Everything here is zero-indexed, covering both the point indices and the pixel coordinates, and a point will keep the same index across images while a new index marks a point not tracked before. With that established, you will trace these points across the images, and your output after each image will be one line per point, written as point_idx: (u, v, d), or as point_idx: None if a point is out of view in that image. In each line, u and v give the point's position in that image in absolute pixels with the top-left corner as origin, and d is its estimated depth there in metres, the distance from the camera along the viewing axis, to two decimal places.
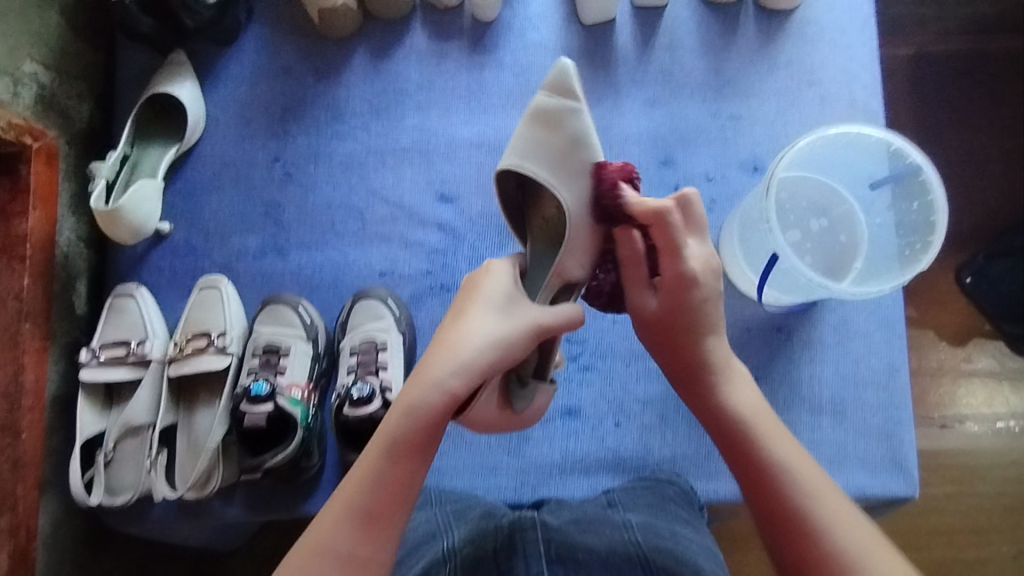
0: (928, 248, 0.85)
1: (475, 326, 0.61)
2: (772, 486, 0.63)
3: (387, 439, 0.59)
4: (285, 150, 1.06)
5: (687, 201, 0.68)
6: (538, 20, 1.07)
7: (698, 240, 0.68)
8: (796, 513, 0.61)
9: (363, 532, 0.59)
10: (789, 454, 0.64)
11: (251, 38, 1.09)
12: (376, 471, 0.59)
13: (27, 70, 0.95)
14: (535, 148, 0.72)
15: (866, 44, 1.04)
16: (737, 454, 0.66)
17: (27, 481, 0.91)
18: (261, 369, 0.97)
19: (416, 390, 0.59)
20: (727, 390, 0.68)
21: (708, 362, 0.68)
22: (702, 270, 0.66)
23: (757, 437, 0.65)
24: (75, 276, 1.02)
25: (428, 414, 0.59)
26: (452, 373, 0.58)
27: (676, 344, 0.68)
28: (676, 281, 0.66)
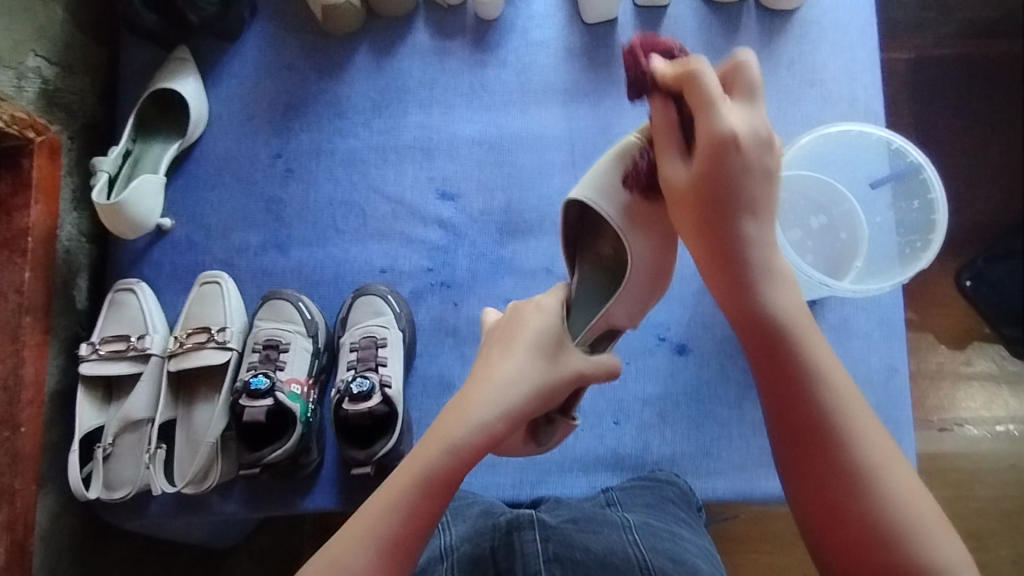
0: (929, 246, 0.86)
1: (520, 368, 0.63)
2: (800, 394, 0.61)
3: (424, 471, 0.60)
4: (287, 147, 1.06)
5: (738, 67, 0.63)
6: (541, 19, 1.08)
7: (742, 105, 0.62)
8: (820, 423, 0.60)
9: (383, 558, 0.59)
10: (823, 363, 0.62)
11: (254, 35, 1.09)
12: (404, 499, 0.60)
13: (31, 65, 0.96)
14: (610, 186, 0.72)
15: (867, 44, 1.04)
16: (766, 358, 0.63)
17: (25, 474, 0.90)
18: (261, 364, 0.97)
19: (457, 426, 0.61)
20: (767, 290, 0.63)
21: (751, 258, 0.62)
22: (741, 135, 0.60)
23: (793, 342, 0.62)
24: (76, 270, 1.02)
25: (465, 450, 0.60)
26: (494, 414, 0.61)
27: (711, 226, 0.62)
28: (710, 151, 0.60)
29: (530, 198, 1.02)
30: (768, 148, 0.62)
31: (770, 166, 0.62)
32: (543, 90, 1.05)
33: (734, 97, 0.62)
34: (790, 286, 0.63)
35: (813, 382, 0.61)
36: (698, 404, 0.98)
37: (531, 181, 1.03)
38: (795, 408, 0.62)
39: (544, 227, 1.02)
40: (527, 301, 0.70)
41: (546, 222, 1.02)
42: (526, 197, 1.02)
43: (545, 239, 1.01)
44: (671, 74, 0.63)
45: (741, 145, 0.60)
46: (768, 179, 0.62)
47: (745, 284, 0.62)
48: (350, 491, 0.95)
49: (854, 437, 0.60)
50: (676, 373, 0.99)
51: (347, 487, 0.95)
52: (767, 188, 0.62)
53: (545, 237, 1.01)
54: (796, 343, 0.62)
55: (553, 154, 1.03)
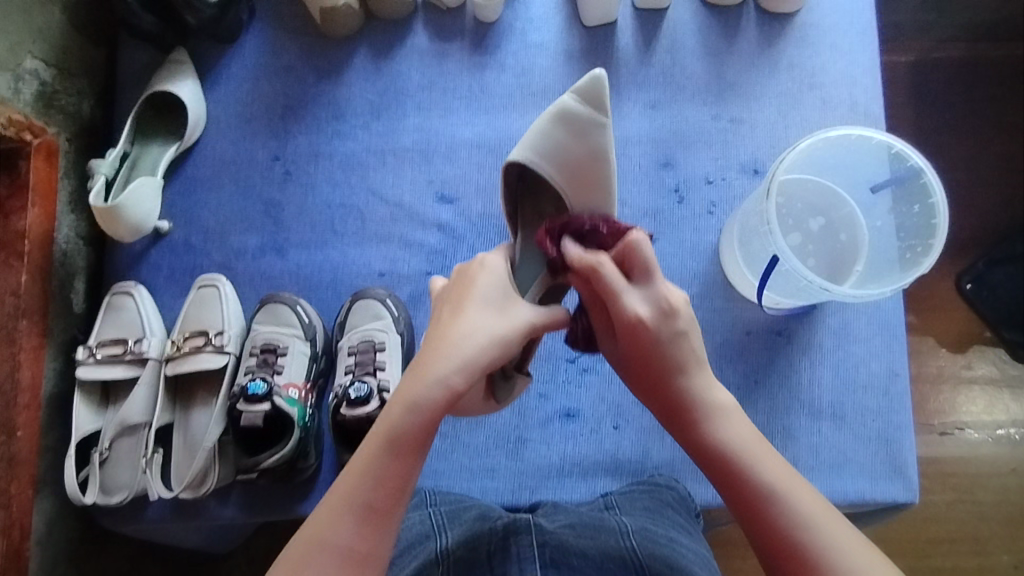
0: (929, 251, 0.85)
1: (473, 322, 0.61)
2: (773, 529, 0.59)
3: (390, 432, 0.59)
4: (285, 149, 1.06)
5: (631, 249, 0.63)
6: (540, 21, 1.07)
7: (642, 285, 0.63)
8: (803, 555, 0.58)
9: (362, 525, 0.58)
10: (787, 482, 0.61)
11: (253, 37, 1.09)
12: (374, 462, 0.59)
13: (28, 67, 0.95)
14: (549, 147, 0.79)
15: (867, 47, 1.04)
16: (734, 499, 0.62)
17: (21, 479, 0.90)
18: (259, 368, 0.97)
19: (416, 385, 0.59)
20: (712, 424, 0.64)
21: (689, 405, 0.64)
22: (649, 316, 0.62)
23: (750, 472, 0.62)
24: (73, 273, 1.01)
25: (429, 409, 0.59)
26: (452, 369, 0.59)
27: (652, 384, 0.65)
28: (628, 331, 0.62)
29: None
30: (677, 312, 0.63)
31: (683, 322, 0.63)
32: (542, 93, 1.05)
33: (635, 279, 0.63)
34: (732, 413, 0.64)
35: (784, 514, 0.59)
36: None
37: None
38: (769, 533, 0.60)
39: None
40: (471, 261, 0.67)
41: None
42: None
43: None
44: (580, 266, 0.65)
45: (650, 324, 0.62)
46: (684, 332, 0.63)
47: (692, 427, 0.64)
48: None
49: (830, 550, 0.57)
50: None
51: None
52: (686, 339, 0.63)
53: None
54: (750, 463, 0.62)
55: None
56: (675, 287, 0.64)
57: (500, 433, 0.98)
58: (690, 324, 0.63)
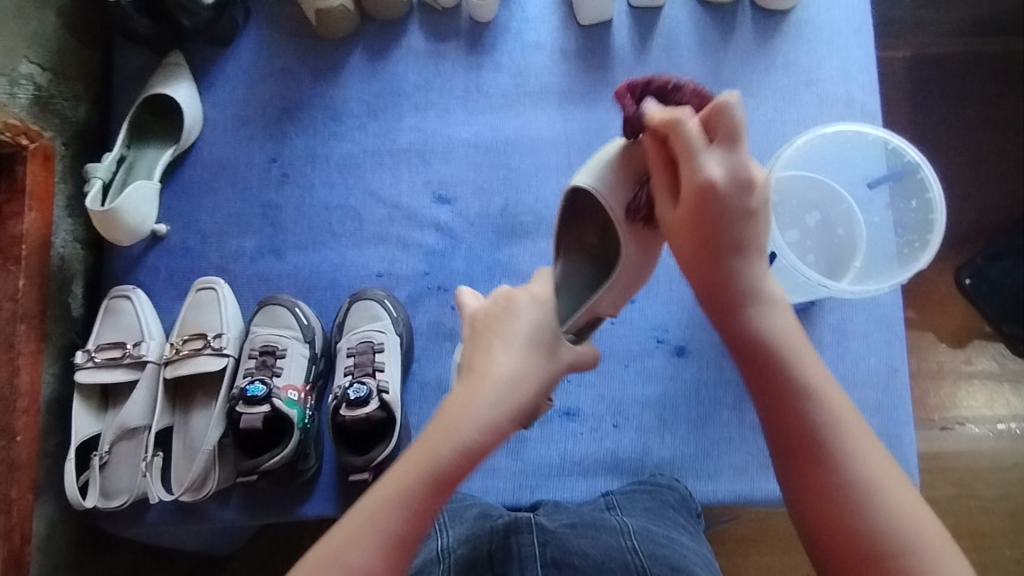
0: (927, 246, 0.85)
1: (524, 364, 0.64)
2: (795, 409, 0.63)
3: (433, 470, 0.61)
4: (282, 151, 1.06)
5: (719, 106, 0.61)
6: (536, 21, 1.07)
7: (722, 148, 0.63)
8: (816, 439, 0.62)
9: (384, 557, 0.59)
10: (814, 376, 0.64)
11: (249, 39, 1.09)
12: (410, 498, 0.60)
13: (24, 71, 0.95)
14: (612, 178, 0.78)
15: (863, 43, 1.04)
16: (760, 378, 0.65)
17: (21, 484, 0.90)
18: (258, 370, 0.96)
19: (464, 422, 0.62)
20: (759, 311, 0.65)
21: (740, 287, 0.65)
22: (723, 179, 0.62)
23: (784, 360, 0.64)
24: (71, 277, 1.01)
25: (470, 451, 0.62)
26: (502, 413, 0.62)
27: (701, 254, 0.65)
28: (695, 185, 0.63)
29: (527, 200, 1.02)
30: (750, 186, 0.63)
31: (756, 201, 0.64)
32: (539, 92, 1.05)
33: (715, 141, 0.63)
34: (782, 306, 0.66)
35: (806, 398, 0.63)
36: (697, 405, 0.98)
37: (529, 184, 1.02)
38: (793, 423, 0.63)
39: (541, 230, 1.01)
40: (513, 293, 0.69)
41: (543, 224, 1.01)
42: (524, 199, 1.02)
43: (541, 242, 1.01)
44: (659, 121, 0.65)
45: (722, 189, 0.63)
46: (756, 209, 0.64)
47: (736, 308, 0.65)
48: (349, 498, 0.95)
49: (847, 447, 0.61)
50: (675, 375, 0.99)
51: (346, 493, 0.95)
52: (753, 218, 0.64)
53: (542, 240, 1.01)
54: (789, 357, 0.64)
55: (550, 157, 1.03)
56: (755, 165, 0.64)
57: None
58: (763, 203, 0.64)
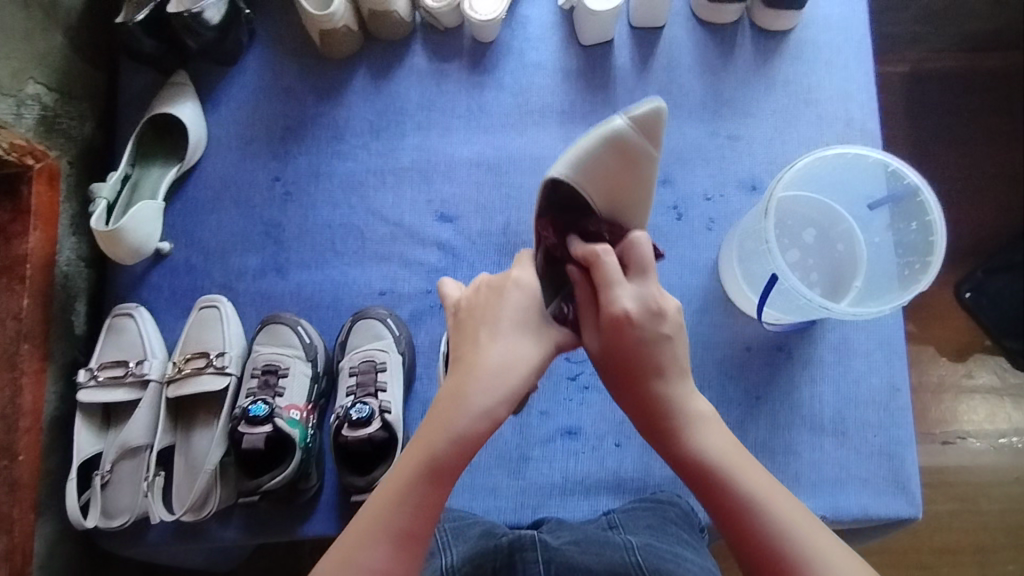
0: (927, 268, 0.85)
1: (513, 351, 0.66)
2: (749, 529, 0.62)
3: (431, 460, 0.62)
4: (285, 169, 1.06)
5: (630, 245, 0.69)
6: (537, 41, 1.08)
7: (634, 284, 0.67)
8: (776, 559, 0.61)
9: (396, 550, 0.61)
10: (764, 489, 0.64)
11: (253, 59, 1.10)
12: (413, 489, 0.62)
13: (30, 91, 0.96)
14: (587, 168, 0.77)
15: (862, 63, 1.05)
16: (712, 501, 0.65)
17: (23, 503, 0.90)
18: (261, 390, 0.97)
19: (458, 414, 0.63)
20: (691, 433, 0.66)
21: (671, 416, 0.66)
22: (637, 312, 0.65)
23: (730, 479, 0.64)
24: (75, 295, 1.02)
25: (467, 437, 0.63)
26: (494, 399, 0.64)
27: (629, 391, 0.66)
28: (615, 331, 0.65)
29: (529, 219, 1.03)
30: (665, 315, 0.66)
31: (671, 326, 0.66)
32: (541, 112, 1.06)
33: (630, 274, 0.68)
34: (711, 420, 0.67)
35: (759, 516, 0.62)
36: None
37: (530, 203, 1.03)
38: (750, 541, 0.62)
39: None
40: (505, 280, 0.70)
41: None
42: (525, 218, 1.03)
43: None
44: (583, 256, 0.69)
45: (637, 319, 0.65)
46: (670, 337, 0.66)
47: (672, 438, 0.66)
48: (350, 518, 0.94)
49: (806, 556, 0.60)
50: None
51: (347, 512, 0.95)
52: (670, 345, 0.66)
53: None
54: (727, 472, 0.64)
55: None
56: (666, 293, 0.68)
57: (503, 451, 0.98)
58: (677, 327, 0.66)
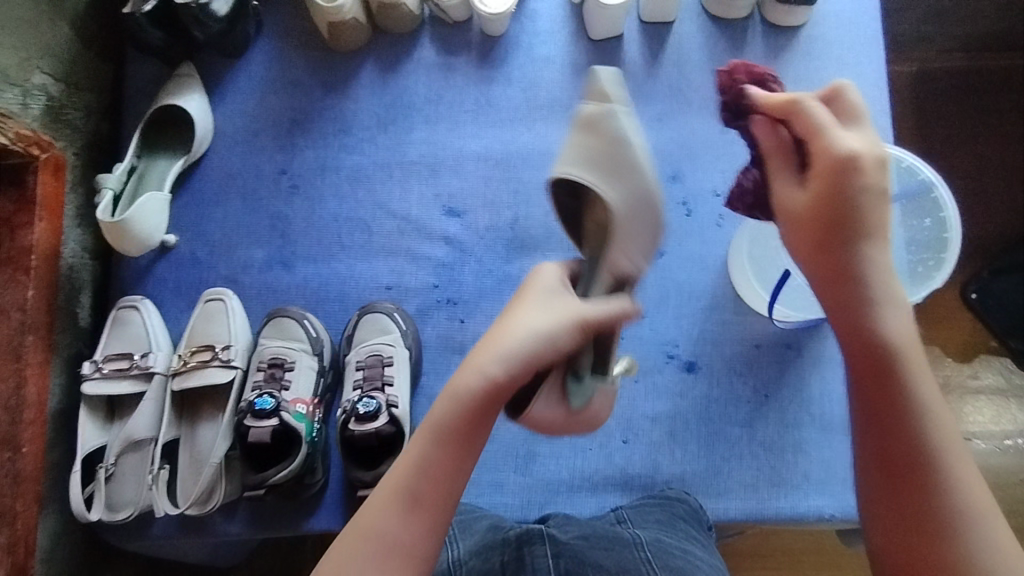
0: (942, 265, 0.85)
1: (524, 318, 0.61)
2: (903, 423, 0.60)
3: (437, 426, 0.61)
4: (292, 163, 1.06)
5: (837, 92, 0.68)
6: (546, 35, 1.08)
7: (852, 129, 0.66)
8: (922, 457, 0.59)
9: (410, 514, 0.60)
10: (927, 388, 0.61)
11: (260, 51, 1.09)
12: (426, 455, 0.60)
13: (37, 82, 0.95)
14: (580, 157, 0.81)
15: (874, 60, 1.04)
16: (870, 380, 0.62)
17: (26, 496, 0.89)
18: (267, 383, 0.96)
19: (464, 378, 0.61)
20: (881, 312, 0.62)
21: (870, 277, 0.63)
22: (856, 159, 0.62)
23: (900, 367, 0.61)
24: (80, 288, 1.01)
25: (472, 401, 0.60)
26: (497, 364, 0.59)
27: (827, 246, 0.63)
28: (829, 181, 0.64)
29: (537, 213, 1.02)
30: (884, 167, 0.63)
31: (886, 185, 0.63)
32: (550, 106, 1.05)
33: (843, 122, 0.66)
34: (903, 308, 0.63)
35: (915, 410, 0.60)
36: (707, 422, 0.97)
37: (539, 196, 1.02)
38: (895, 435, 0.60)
39: (551, 243, 1.01)
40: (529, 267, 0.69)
41: (553, 237, 1.01)
42: (533, 212, 1.02)
43: (552, 254, 1.01)
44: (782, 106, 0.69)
45: (860, 170, 0.62)
46: (882, 197, 0.63)
47: (858, 302, 0.63)
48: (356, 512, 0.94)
49: (944, 471, 0.59)
50: (685, 391, 0.98)
51: (353, 507, 0.94)
52: (881, 206, 0.63)
53: (552, 253, 1.01)
54: (902, 358, 0.61)
55: None
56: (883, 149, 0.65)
57: (510, 448, 0.97)
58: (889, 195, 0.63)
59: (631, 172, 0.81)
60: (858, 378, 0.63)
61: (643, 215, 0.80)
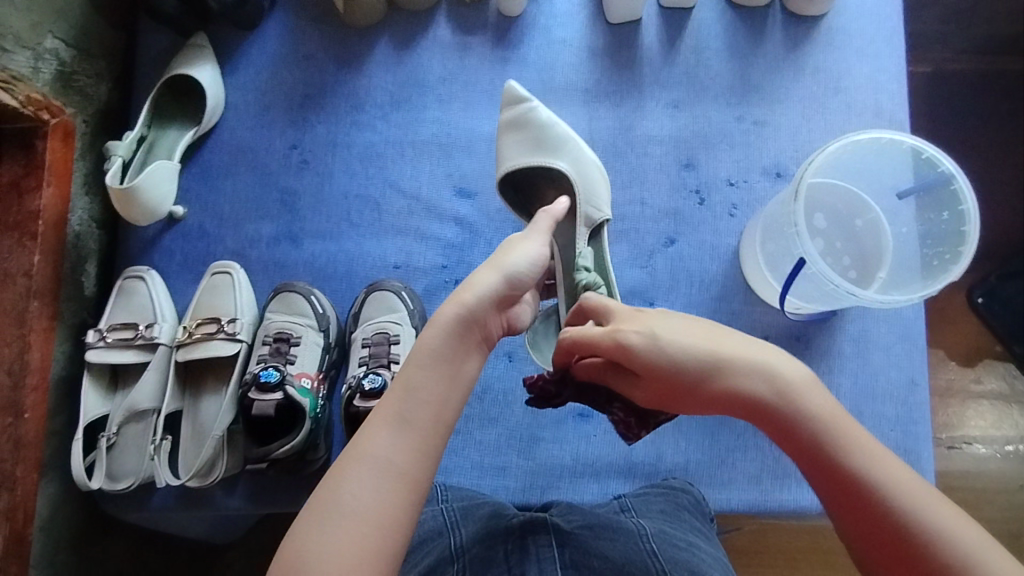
0: (958, 258, 0.83)
1: (480, 277, 0.68)
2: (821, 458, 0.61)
3: (427, 353, 0.64)
4: (303, 138, 1.05)
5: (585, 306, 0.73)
6: (564, 17, 1.06)
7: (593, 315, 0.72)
8: (852, 482, 0.60)
9: (406, 440, 0.60)
10: (822, 414, 0.63)
11: (273, 24, 1.08)
12: (412, 379, 0.63)
13: (48, 46, 0.94)
14: (561, 156, 0.91)
15: (894, 53, 1.03)
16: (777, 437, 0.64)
17: (27, 462, 0.89)
18: (272, 357, 0.96)
19: (446, 309, 0.66)
20: (742, 384, 0.64)
21: (707, 379, 0.64)
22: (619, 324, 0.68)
23: (788, 416, 0.63)
24: (85, 256, 1.00)
25: (457, 328, 0.65)
26: (475, 295, 0.66)
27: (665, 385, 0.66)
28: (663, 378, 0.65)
29: None
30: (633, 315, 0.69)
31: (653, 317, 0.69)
32: (564, 90, 1.04)
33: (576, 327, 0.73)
34: (754, 369, 0.64)
35: (824, 443, 0.62)
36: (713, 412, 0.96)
37: None
38: (826, 474, 0.61)
39: None
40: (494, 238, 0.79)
41: None
42: None
43: None
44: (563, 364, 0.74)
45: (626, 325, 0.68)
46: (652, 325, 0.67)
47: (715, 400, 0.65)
48: None
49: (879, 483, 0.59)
50: None
51: None
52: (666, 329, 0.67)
53: None
54: (784, 409, 0.63)
55: None
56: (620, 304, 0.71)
57: (514, 432, 0.97)
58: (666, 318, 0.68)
59: (561, 145, 0.91)
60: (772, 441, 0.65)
61: (594, 172, 0.92)
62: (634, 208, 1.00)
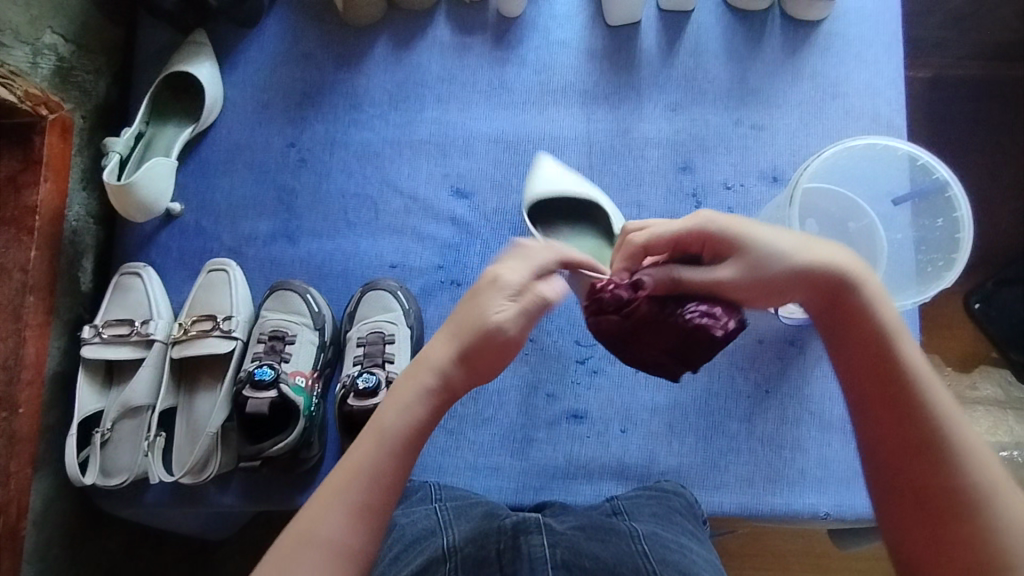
0: (952, 265, 0.84)
1: (441, 350, 0.62)
2: (885, 354, 0.61)
3: (383, 432, 0.60)
4: (301, 136, 1.05)
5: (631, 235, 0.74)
6: (563, 19, 1.07)
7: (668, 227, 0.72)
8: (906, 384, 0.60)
9: (355, 521, 0.57)
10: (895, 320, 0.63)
11: (273, 21, 1.08)
12: (373, 457, 0.59)
13: (47, 41, 0.94)
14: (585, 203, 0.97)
15: (893, 59, 1.03)
16: (847, 327, 0.63)
17: (21, 457, 0.89)
18: (266, 355, 0.96)
19: (411, 389, 0.61)
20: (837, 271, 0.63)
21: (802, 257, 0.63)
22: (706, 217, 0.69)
23: (868, 307, 0.62)
24: (82, 252, 1.00)
25: (418, 413, 0.61)
26: (442, 378, 0.62)
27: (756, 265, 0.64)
28: (749, 262, 0.64)
29: None
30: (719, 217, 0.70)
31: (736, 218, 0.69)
32: (563, 91, 1.04)
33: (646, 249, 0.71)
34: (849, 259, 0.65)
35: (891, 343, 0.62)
36: (707, 415, 0.97)
37: None
38: (886, 370, 0.61)
39: None
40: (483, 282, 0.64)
41: None
42: None
43: None
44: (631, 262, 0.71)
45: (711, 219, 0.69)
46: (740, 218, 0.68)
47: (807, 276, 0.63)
48: None
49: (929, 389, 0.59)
50: (685, 383, 0.98)
51: None
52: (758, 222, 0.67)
53: None
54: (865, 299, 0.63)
55: (571, 156, 1.02)
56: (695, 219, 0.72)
57: (508, 433, 0.97)
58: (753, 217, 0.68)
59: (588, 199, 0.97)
60: (838, 332, 0.64)
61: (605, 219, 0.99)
62: (631, 211, 1.01)
